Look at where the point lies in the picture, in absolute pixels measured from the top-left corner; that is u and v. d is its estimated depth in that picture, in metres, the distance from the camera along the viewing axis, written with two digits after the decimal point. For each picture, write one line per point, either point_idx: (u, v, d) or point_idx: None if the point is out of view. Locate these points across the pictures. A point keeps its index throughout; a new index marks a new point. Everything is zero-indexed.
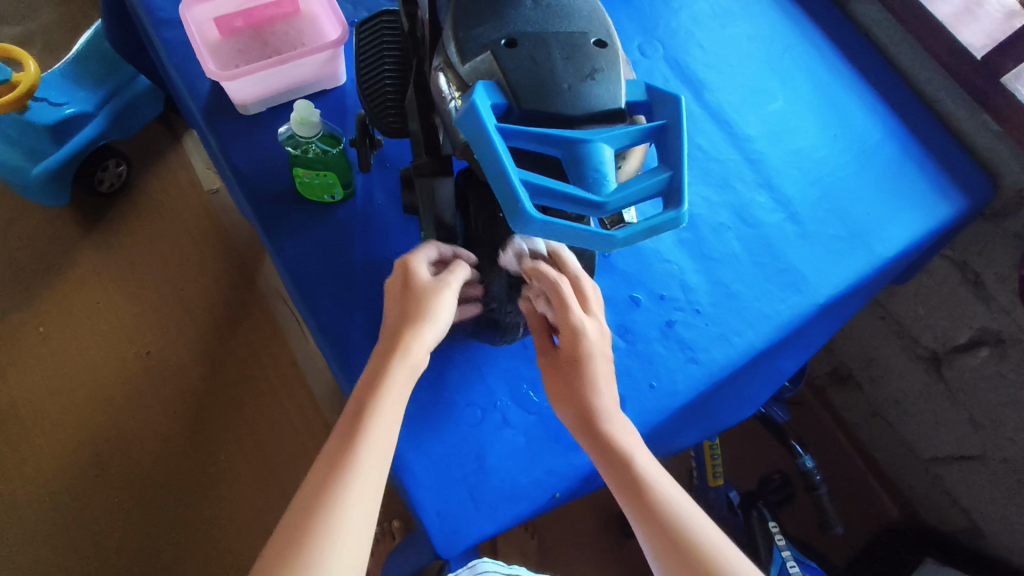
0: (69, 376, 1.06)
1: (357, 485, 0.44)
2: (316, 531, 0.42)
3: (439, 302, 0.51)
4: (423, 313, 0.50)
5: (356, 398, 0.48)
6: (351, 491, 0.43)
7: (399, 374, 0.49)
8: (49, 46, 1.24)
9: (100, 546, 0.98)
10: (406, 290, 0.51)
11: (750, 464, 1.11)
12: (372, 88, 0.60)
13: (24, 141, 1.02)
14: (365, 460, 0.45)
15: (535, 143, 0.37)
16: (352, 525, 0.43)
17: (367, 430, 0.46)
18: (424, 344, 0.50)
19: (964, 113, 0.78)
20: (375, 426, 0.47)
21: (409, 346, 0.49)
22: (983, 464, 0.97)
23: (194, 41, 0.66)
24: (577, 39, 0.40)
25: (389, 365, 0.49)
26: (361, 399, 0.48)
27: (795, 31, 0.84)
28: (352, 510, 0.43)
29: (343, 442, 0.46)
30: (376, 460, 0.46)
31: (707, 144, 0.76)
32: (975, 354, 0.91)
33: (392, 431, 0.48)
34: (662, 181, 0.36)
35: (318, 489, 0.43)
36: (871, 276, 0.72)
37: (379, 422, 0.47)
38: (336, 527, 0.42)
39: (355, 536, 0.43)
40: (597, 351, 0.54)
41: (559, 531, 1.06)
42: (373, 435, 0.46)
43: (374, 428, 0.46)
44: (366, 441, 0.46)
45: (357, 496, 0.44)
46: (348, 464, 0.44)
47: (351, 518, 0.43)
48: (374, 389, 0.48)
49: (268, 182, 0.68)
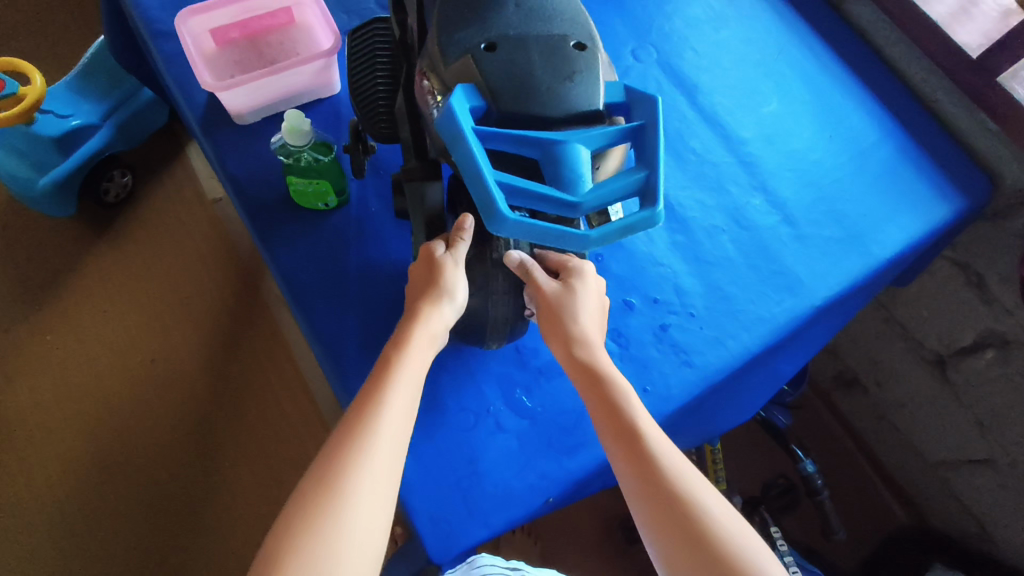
0: (75, 385, 1.08)
1: (383, 439, 0.44)
2: (344, 479, 0.42)
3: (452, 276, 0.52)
4: (438, 290, 0.51)
5: (380, 360, 0.49)
6: (377, 445, 0.44)
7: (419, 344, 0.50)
8: (55, 60, 1.26)
9: (105, 554, 0.99)
10: (421, 270, 0.53)
11: (755, 469, 1.10)
12: (364, 95, 0.61)
13: (33, 154, 1.06)
14: (392, 416, 0.46)
15: (512, 145, 0.37)
16: (378, 479, 0.43)
17: (389, 394, 0.47)
18: (444, 318, 0.52)
19: (962, 113, 0.77)
20: (400, 384, 0.47)
21: (423, 323, 0.51)
22: (991, 468, 0.96)
23: (189, 53, 0.67)
24: (556, 42, 0.40)
25: (405, 343, 0.50)
26: (384, 361, 0.49)
27: (789, 33, 0.83)
28: (379, 463, 0.43)
29: (369, 398, 0.46)
30: (402, 417, 0.46)
31: (701, 147, 0.76)
32: (980, 357, 0.90)
33: (416, 391, 0.48)
34: (638, 180, 0.36)
35: (344, 441, 0.44)
36: (868, 277, 0.71)
37: (403, 381, 0.48)
38: (361, 476, 0.42)
39: (381, 488, 0.43)
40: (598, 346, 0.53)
41: (561, 536, 1.05)
42: (398, 392, 0.47)
43: (399, 386, 0.47)
44: (391, 399, 0.46)
45: (383, 449, 0.44)
46: (374, 418, 0.45)
47: (378, 470, 0.43)
48: (397, 353, 0.49)
49: (263, 191, 0.69)
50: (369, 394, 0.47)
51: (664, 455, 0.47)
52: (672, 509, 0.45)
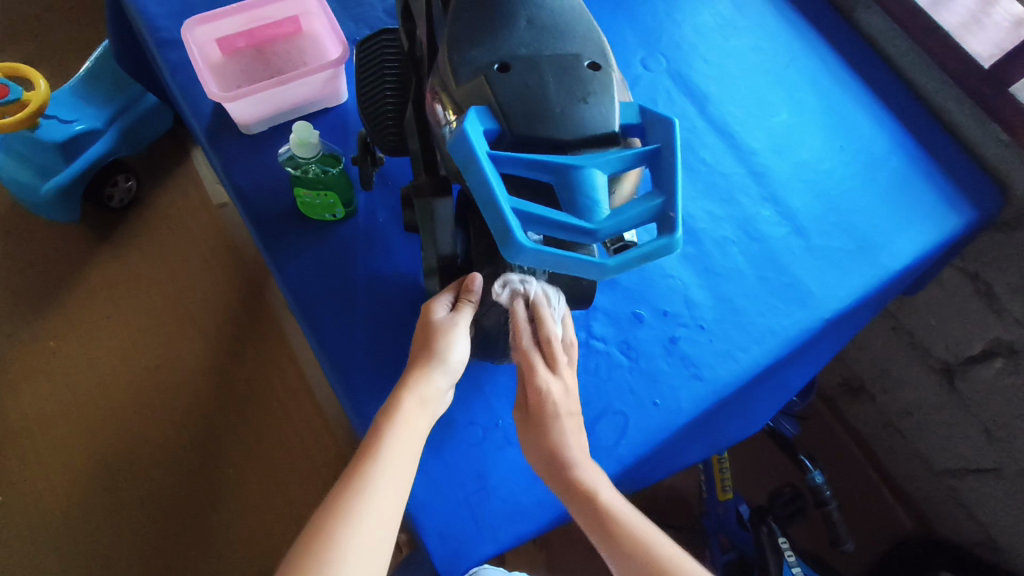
0: (79, 391, 1.07)
1: (374, 504, 0.45)
2: (334, 541, 0.42)
3: (451, 340, 0.53)
4: (433, 353, 0.52)
5: (374, 422, 0.50)
6: (366, 512, 0.44)
7: (419, 403, 0.51)
8: (59, 64, 1.26)
9: (109, 561, 0.99)
10: (419, 327, 0.54)
11: (761, 476, 1.09)
12: (372, 108, 0.60)
13: (35, 158, 1.06)
14: (380, 483, 0.46)
15: (527, 170, 0.36)
16: (368, 543, 0.43)
17: (383, 458, 0.47)
18: (437, 382, 0.53)
19: (972, 123, 0.76)
20: (393, 447, 0.48)
21: (420, 384, 0.51)
22: (999, 478, 0.95)
23: (195, 62, 0.67)
24: (570, 62, 0.40)
25: (401, 402, 0.50)
26: (378, 421, 0.49)
27: (799, 42, 0.83)
28: (368, 529, 0.44)
29: (362, 459, 0.47)
30: (395, 480, 0.46)
31: (710, 157, 0.76)
32: (988, 365, 0.89)
33: (411, 454, 0.49)
34: (654, 207, 0.36)
35: (337, 502, 0.44)
36: (878, 289, 0.70)
37: (397, 444, 0.48)
38: (350, 540, 0.43)
39: (370, 552, 0.43)
40: (563, 410, 0.55)
41: (566, 545, 1.04)
42: (392, 456, 0.47)
43: (394, 449, 0.48)
44: (385, 462, 0.47)
45: (374, 514, 0.44)
46: (367, 480, 0.45)
47: (366, 534, 0.43)
48: (390, 415, 0.50)
49: (269, 202, 0.68)
50: (363, 455, 0.47)
51: (623, 520, 0.51)
52: (636, 571, 0.49)
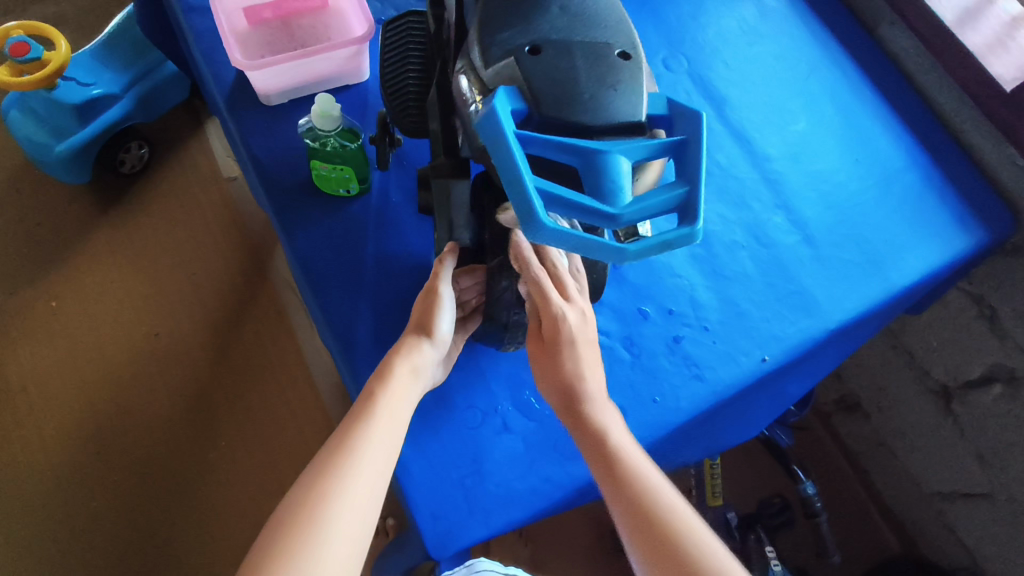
0: (77, 353, 1.07)
1: (366, 464, 0.45)
2: (325, 497, 0.42)
3: (440, 314, 0.55)
4: (423, 329, 0.54)
5: (367, 387, 0.50)
6: (358, 470, 0.44)
7: (412, 369, 0.52)
8: (81, 28, 1.26)
9: (96, 523, 0.99)
10: (417, 299, 0.56)
11: (750, 486, 1.10)
12: (394, 86, 0.60)
13: (51, 120, 1.06)
14: (371, 445, 0.46)
15: (553, 151, 0.36)
16: (358, 502, 0.43)
17: (372, 421, 0.47)
18: (428, 354, 0.54)
19: (990, 146, 0.76)
20: (385, 411, 0.48)
21: (408, 351, 0.53)
22: (989, 503, 0.95)
23: (221, 29, 0.67)
24: (601, 50, 0.40)
25: (393, 367, 0.51)
26: (370, 387, 0.50)
27: (821, 53, 0.83)
28: (360, 485, 0.43)
29: (353, 422, 0.47)
30: (386, 443, 0.47)
31: (726, 161, 0.76)
32: (987, 391, 0.89)
33: (402, 421, 0.49)
34: (678, 196, 0.36)
35: (329, 460, 0.44)
36: (884, 303, 0.71)
37: (389, 408, 0.49)
38: (342, 497, 0.42)
39: (361, 510, 0.43)
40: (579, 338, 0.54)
41: (552, 540, 1.05)
42: (383, 419, 0.48)
43: (387, 412, 0.48)
44: (377, 423, 0.47)
45: (366, 471, 0.44)
46: (359, 440, 0.46)
47: (357, 493, 0.43)
48: (382, 381, 0.50)
49: (284, 173, 0.69)
50: (354, 418, 0.47)
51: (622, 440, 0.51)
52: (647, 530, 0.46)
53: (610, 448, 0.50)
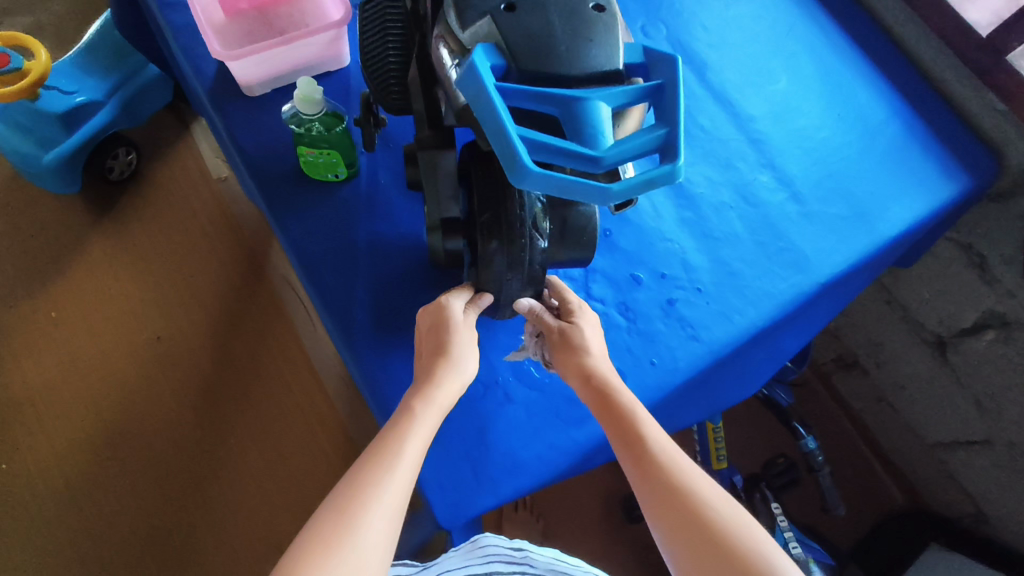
0: (81, 361, 1.08)
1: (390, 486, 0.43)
2: (351, 517, 0.41)
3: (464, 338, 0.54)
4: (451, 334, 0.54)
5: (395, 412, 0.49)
6: (382, 490, 0.43)
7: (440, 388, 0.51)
8: (60, 38, 1.26)
9: (112, 526, 1.00)
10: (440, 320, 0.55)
11: (753, 449, 1.11)
12: (375, 65, 0.60)
13: (37, 130, 1.06)
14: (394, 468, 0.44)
15: (533, 101, 0.37)
16: (384, 525, 0.42)
17: (399, 443, 0.46)
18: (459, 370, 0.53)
19: (970, 94, 0.77)
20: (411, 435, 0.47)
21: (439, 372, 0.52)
22: (989, 449, 0.97)
23: (199, 23, 0.68)
24: (576, 3, 0.40)
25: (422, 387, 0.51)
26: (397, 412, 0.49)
27: (797, 11, 0.83)
28: (384, 509, 0.42)
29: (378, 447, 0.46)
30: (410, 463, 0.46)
31: (709, 124, 0.76)
32: (981, 337, 0.90)
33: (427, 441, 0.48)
34: (658, 138, 0.36)
35: (353, 484, 0.43)
36: (874, 255, 0.71)
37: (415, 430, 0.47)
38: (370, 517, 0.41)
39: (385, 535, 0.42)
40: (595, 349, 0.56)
41: (562, 514, 1.06)
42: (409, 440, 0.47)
43: (417, 427, 0.48)
44: (402, 446, 0.46)
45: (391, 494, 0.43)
46: (382, 464, 0.44)
47: (385, 513, 0.42)
48: (407, 405, 0.49)
49: (272, 162, 0.69)
50: (381, 442, 0.46)
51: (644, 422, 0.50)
52: (680, 521, 0.44)
53: (620, 414, 0.51)
